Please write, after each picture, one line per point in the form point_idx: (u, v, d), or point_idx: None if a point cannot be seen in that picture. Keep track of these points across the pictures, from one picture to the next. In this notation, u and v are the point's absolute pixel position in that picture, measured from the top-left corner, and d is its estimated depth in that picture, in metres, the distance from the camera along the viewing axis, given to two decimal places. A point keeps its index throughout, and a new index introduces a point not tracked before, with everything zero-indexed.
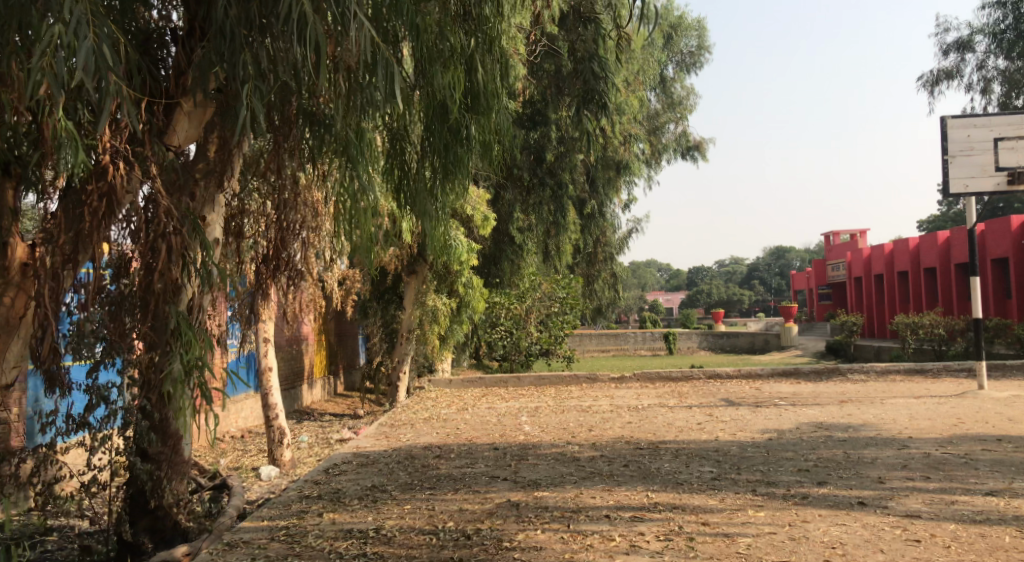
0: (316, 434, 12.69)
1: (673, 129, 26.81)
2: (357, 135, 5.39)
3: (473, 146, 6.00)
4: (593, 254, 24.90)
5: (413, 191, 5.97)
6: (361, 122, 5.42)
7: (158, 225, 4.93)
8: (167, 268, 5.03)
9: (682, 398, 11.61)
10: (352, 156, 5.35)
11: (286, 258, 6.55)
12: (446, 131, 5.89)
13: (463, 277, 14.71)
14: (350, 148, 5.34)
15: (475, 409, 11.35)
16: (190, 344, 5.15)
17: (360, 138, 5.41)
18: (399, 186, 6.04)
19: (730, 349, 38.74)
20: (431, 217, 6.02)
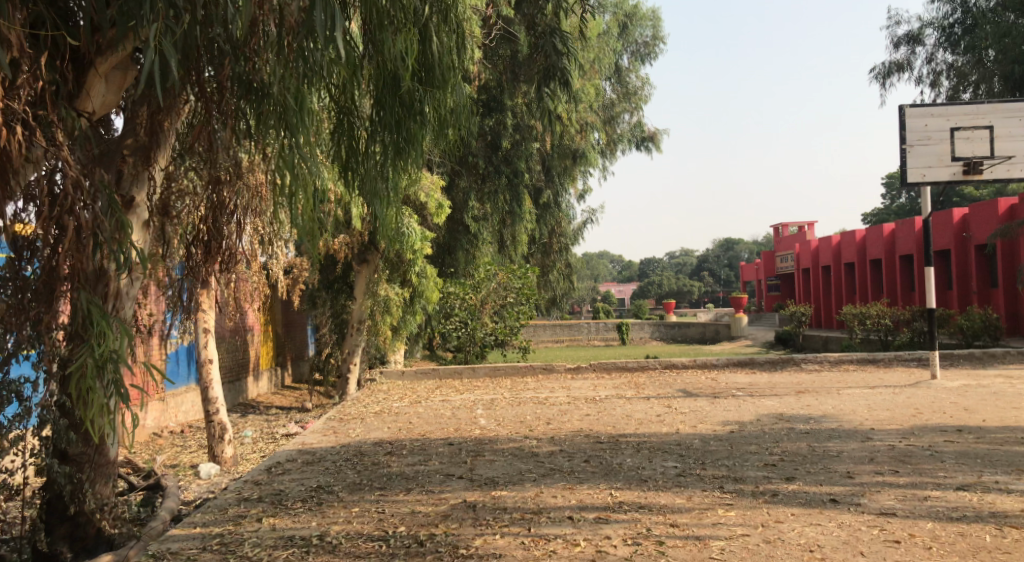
0: (261, 429, 12.21)
1: (628, 119, 26.66)
2: (297, 101, 5.02)
3: (427, 123, 5.64)
4: (548, 244, 24.66)
5: (362, 171, 5.57)
6: (301, 87, 5.05)
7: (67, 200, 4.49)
8: (77, 249, 4.62)
9: (639, 389, 11.40)
10: (291, 123, 4.97)
11: (224, 245, 5.98)
12: (398, 105, 5.53)
13: (415, 266, 14.31)
14: (288, 114, 4.96)
15: (428, 402, 10.99)
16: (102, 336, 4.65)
17: (300, 104, 5.03)
18: (345, 164, 5.64)
19: (682, 339, 38.93)
20: (380, 198, 5.63)
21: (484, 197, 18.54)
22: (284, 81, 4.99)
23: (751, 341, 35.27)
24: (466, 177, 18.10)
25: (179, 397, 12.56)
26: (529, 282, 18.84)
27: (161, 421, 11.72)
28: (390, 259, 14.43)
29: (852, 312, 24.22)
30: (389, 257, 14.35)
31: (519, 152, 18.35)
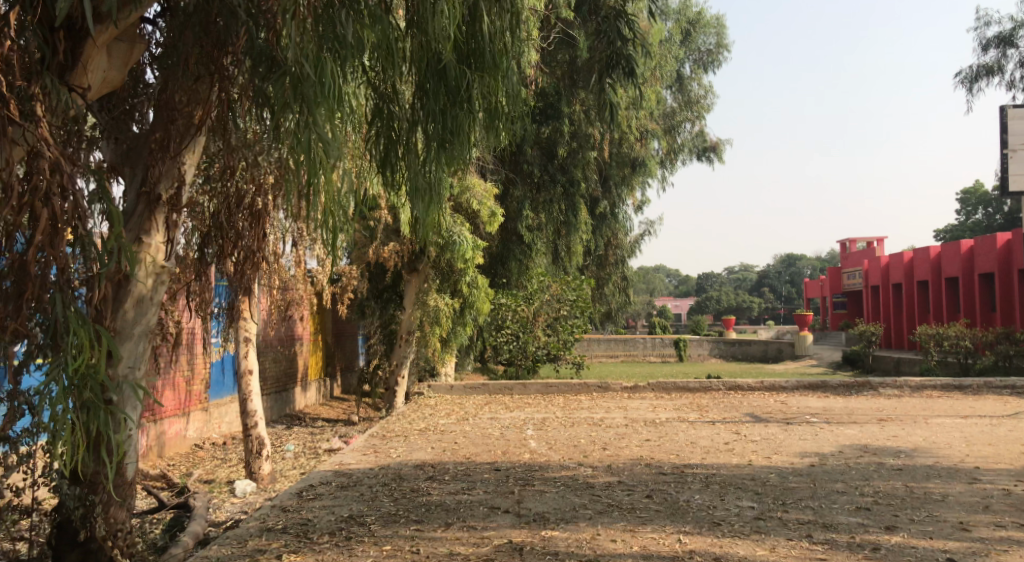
0: (304, 442, 11.77)
1: (688, 129, 25.84)
2: (317, 73, 4.55)
3: (477, 113, 5.14)
4: (604, 256, 23.95)
5: (398, 162, 5.20)
6: (325, 61, 4.60)
7: (38, 186, 3.95)
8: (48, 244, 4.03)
9: (702, 412, 10.64)
10: (307, 97, 4.49)
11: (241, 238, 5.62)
12: (443, 92, 5.09)
13: (466, 276, 13.78)
14: (303, 86, 4.49)
15: (476, 419, 10.41)
16: (79, 348, 4.18)
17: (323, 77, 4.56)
18: (384, 158, 5.21)
19: (742, 357, 37.71)
20: (422, 196, 5.14)
21: (540, 207, 17.96)
22: (302, 52, 4.57)
23: (816, 361, 33.94)
24: (520, 185, 17.58)
25: (223, 406, 12.21)
26: (584, 295, 18.04)
27: (202, 432, 11.35)
28: (441, 269, 13.90)
29: (926, 333, 22.96)
30: (440, 266, 13.86)
31: (576, 161, 17.95)
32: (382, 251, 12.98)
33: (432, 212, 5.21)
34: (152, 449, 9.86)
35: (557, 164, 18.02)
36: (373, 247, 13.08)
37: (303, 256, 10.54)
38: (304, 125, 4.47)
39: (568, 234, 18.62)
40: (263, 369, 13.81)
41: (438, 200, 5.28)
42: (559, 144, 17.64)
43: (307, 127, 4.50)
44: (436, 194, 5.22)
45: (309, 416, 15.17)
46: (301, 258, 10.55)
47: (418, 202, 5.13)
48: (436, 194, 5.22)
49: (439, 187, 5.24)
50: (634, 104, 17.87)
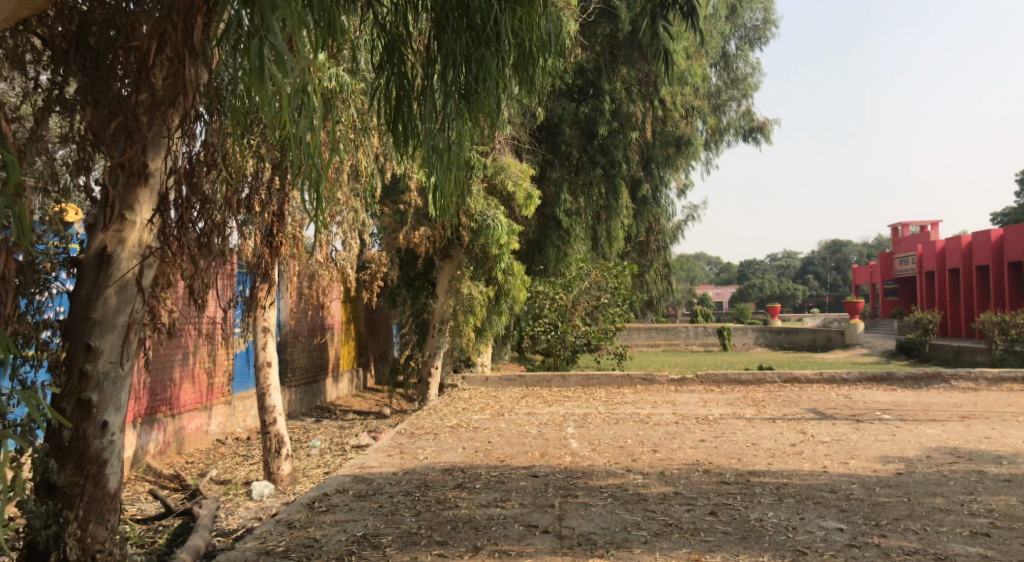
0: (332, 437, 11.10)
1: (735, 109, 24.75)
2: None
3: (503, 50, 4.59)
4: (645, 242, 23.02)
5: (406, 116, 4.81)
6: None
7: None
8: None
9: (758, 408, 9.78)
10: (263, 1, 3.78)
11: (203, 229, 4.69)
12: (460, 26, 4.59)
13: (501, 262, 13.05)
14: None
15: (514, 414, 9.67)
16: None
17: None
18: (394, 112, 4.80)
19: (788, 346, 36.46)
20: (439, 153, 4.80)
21: (578, 190, 17.17)
22: None
23: (867, 350, 32.63)
24: (558, 168, 16.81)
25: (250, 399, 11.58)
26: (626, 282, 16.86)
27: (226, 426, 10.72)
28: (475, 255, 13.16)
29: (992, 321, 22.11)
30: (473, 251, 13.11)
31: (617, 141, 17.01)
32: (413, 235, 12.31)
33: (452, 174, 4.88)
34: (171, 446, 9.21)
35: (597, 145, 17.18)
36: (404, 232, 12.41)
37: (325, 240, 9.73)
38: (256, 36, 3.79)
39: (609, 218, 17.76)
40: (291, 360, 13.20)
41: (458, 160, 4.95)
42: (600, 123, 16.79)
43: (260, 40, 3.83)
44: (456, 154, 4.89)
45: (339, 409, 14.52)
46: (324, 244, 9.79)
47: (434, 161, 4.80)
48: (455, 153, 4.89)
49: (457, 145, 4.88)
50: (679, 80, 16.97)
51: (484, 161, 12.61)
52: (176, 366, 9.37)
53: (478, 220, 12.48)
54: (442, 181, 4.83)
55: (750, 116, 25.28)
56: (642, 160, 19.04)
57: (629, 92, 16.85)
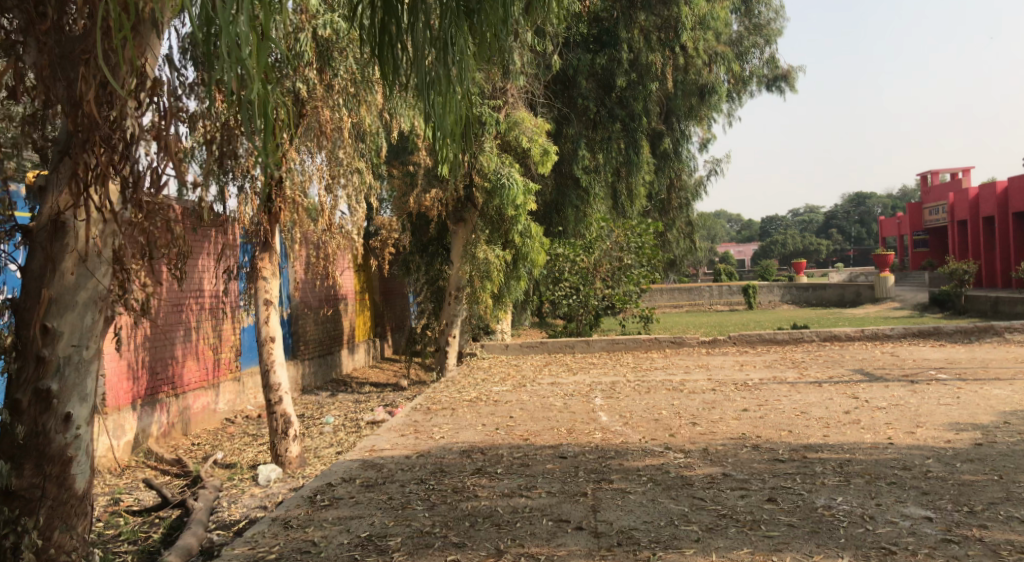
0: (346, 413, 10.54)
1: (758, 57, 23.76)
2: None
3: None
4: (666, 200, 22.24)
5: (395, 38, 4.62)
6: None
7: None
8: None
9: (799, 372, 9.10)
10: None
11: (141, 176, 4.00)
12: None
13: (519, 224, 12.39)
14: None
15: (537, 384, 9.07)
16: None
17: None
18: (380, 35, 4.61)
19: (816, 302, 35.61)
20: (436, 91, 4.62)
21: (597, 146, 16.41)
22: None
23: (898, 304, 31.71)
24: (576, 123, 16.08)
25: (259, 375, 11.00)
26: (651, 240, 15.88)
27: (235, 405, 10.12)
28: (489, 217, 12.53)
29: None
30: (488, 213, 12.48)
31: (637, 93, 16.20)
32: (424, 198, 11.67)
33: (453, 113, 4.70)
34: (176, 427, 8.59)
35: (615, 98, 16.40)
36: (414, 195, 11.75)
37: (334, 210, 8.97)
38: None
39: (630, 175, 17.00)
40: (301, 332, 12.65)
41: (458, 97, 4.75)
42: (618, 74, 15.99)
43: None
44: (455, 92, 4.69)
45: (356, 381, 13.96)
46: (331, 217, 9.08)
47: (431, 100, 4.62)
48: (455, 93, 4.69)
49: (456, 80, 4.70)
50: (700, 24, 16.31)
51: (496, 116, 11.95)
52: (177, 343, 8.78)
53: (492, 179, 11.84)
54: (440, 121, 4.65)
55: (773, 64, 24.26)
56: (663, 113, 18.21)
57: (648, 40, 16.09)
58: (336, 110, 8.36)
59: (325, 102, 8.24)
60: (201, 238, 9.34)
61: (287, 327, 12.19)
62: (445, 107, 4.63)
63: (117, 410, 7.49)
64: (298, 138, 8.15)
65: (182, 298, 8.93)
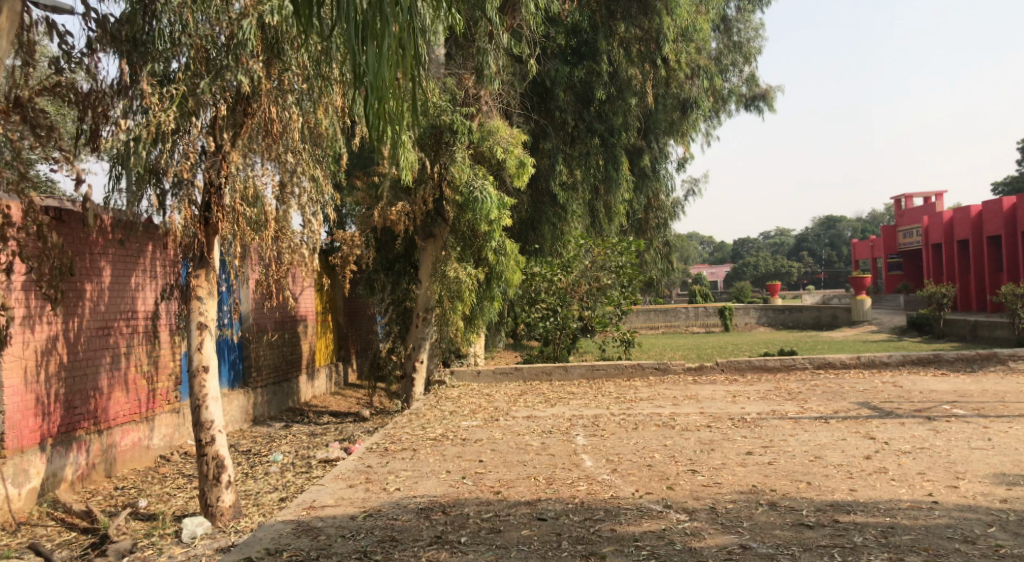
0: (298, 448, 9.49)
1: (736, 77, 23.33)
2: None
3: None
4: (644, 219, 21.48)
5: None
6: None
7: None
8: None
9: (800, 406, 8.25)
10: None
11: None
12: None
13: (493, 241, 11.52)
14: None
15: (511, 418, 8.12)
16: None
17: None
18: None
19: (793, 325, 34.70)
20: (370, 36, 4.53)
21: (574, 161, 15.64)
22: None
23: (876, 327, 31.20)
24: (553, 137, 15.33)
25: None
26: (631, 260, 15.02)
27: (174, 439, 8.99)
28: (459, 231, 11.67)
29: (1013, 293, 20.94)
30: (459, 229, 11.66)
31: (616, 108, 15.52)
32: (389, 213, 10.85)
33: (389, 67, 4.63)
34: (98, 469, 7.48)
35: (595, 111, 15.71)
36: (378, 208, 11.00)
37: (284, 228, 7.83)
38: None
39: (609, 192, 16.25)
40: (251, 356, 11.59)
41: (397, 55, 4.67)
42: (596, 86, 15.27)
43: None
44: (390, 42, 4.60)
45: (314, 411, 12.89)
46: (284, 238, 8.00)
47: (363, 48, 4.53)
48: (392, 45, 4.63)
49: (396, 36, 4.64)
50: (682, 35, 15.54)
51: (469, 125, 11.06)
52: (102, 373, 7.74)
53: (464, 192, 11.02)
54: (374, 69, 4.52)
55: (753, 84, 23.73)
56: (643, 129, 17.50)
57: (628, 52, 15.29)
58: (284, 109, 7.39)
59: (270, 97, 7.23)
60: (133, 252, 8.30)
61: (238, 352, 11.34)
62: (378, 53, 4.52)
63: (20, 453, 6.50)
64: (242, 139, 7.17)
65: (108, 321, 7.87)
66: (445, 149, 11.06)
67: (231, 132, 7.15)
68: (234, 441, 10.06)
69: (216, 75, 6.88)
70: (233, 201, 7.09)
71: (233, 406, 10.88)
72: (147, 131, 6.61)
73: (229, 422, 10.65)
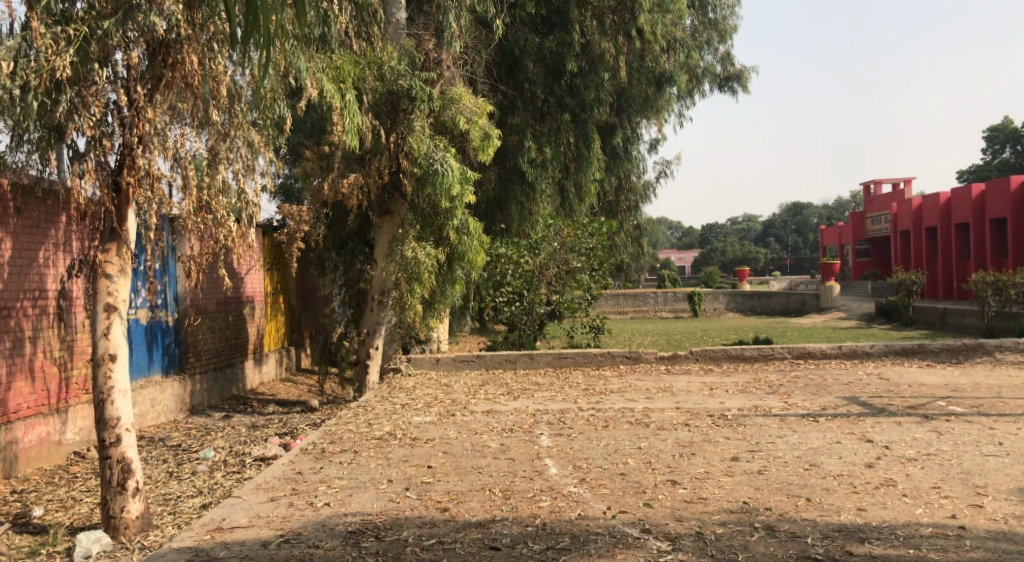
0: (233, 443, 8.60)
1: (711, 56, 22.67)
2: None
3: None
4: (614, 202, 20.75)
5: None
6: None
7: None
8: None
9: (785, 401, 7.54)
10: None
11: None
12: None
13: (454, 219, 10.68)
14: None
15: (467, 414, 7.33)
16: None
17: None
18: None
19: (761, 311, 34.28)
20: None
21: (544, 138, 14.84)
22: None
23: (845, 313, 30.87)
24: (521, 110, 14.54)
25: None
26: (603, 242, 13.98)
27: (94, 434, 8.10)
28: (419, 209, 10.74)
29: (983, 281, 20.44)
30: (419, 206, 10.74)
31: (588, 81, 14.76)
32: (340, 186, 9.99)
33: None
34: None
35: (565, 85, 14.97)
36: (329, 180, 10.13)
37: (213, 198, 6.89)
38: None
39: (580, 170, 15.46)
40: (188, 341, 10.68)
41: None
42: (568, 58, 14.47)
43: None
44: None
45: (259, 399, 11.98)
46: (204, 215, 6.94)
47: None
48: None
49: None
50: (658, 6, 14.74)
51: (429, 91, 10.32)
52: (1, 360, 6.87)
53: (423, 165, 10.18)
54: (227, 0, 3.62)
55: (727, 62, 23.06)
56: (615, 105, 16.76)
57: (600, 23, 14.59)
58: (209, 62, 6.57)
59: (193, 45, 6.37)
60: (36, 225, 7.41)
61: (173, 336, 10.45)
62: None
63: None
64: (161, 93, 6.33)
65: (8, 300, 7.00)
66: (402, 117, 10.27)
67: (149, 85, 6.29)
68: (163, 434, 9.15)
69: (126, 15, 6.09)
70: (145, 165, 6.23)
71: (166, 395, 9.98)
72: (40, 78, 5.82)
73: (161, 412, 9.76)
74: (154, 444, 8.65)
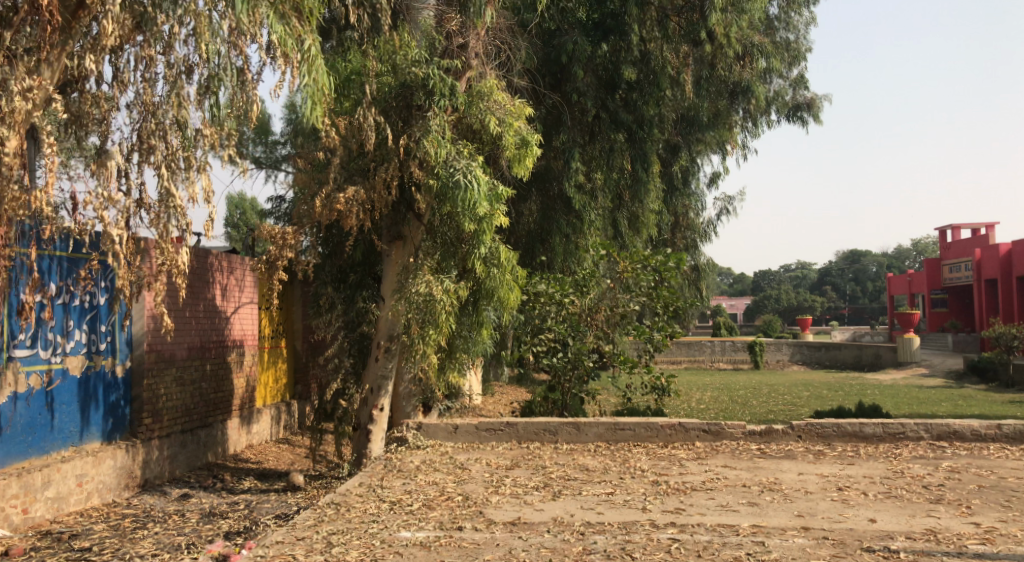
0: (160, 547, 6.17)
1: (779, 82, 20.14)
2: None
3: None
4: (670, 241, 18.16)
5: None
6: None
7: None
8: None
9: (973, 524, 4.87)
10: None
11: None
12: None
13: (483, 246, 8.27)
14: None
15: (483, 531, 4.84)
16: None
17: None
18: None
19: (830, 364, 31.08)
20: None
21: (594, 162, 12.48)
22: None
23: (927, 369, 27.59)
24: (569, 126, 12.20)
25: (36, 470, 6.72)
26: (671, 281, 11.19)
27: None
28: (438, 233, 8.45)
29: None
30: (439, 229, 8.42)
31: (649, 93, 12.38)
32: (335, 200, 7.65)
33: None
34: None
35: (621, 98, 12.63)
36: (323, 194, 7.80)
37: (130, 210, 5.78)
38: None
39: (638, 197, 12.99)
40: (144, 398, 8.35)
41: None
42: (625, 66, 12.12)
43: None
44: None
45: (237, 470, 9.57)
46: (124, 228, 5.88)
47: None
48: None
49: None
50: None
51: (451, 83, 8.08)
52: None
53: (442, 175, 7.85)
54: None
55: (799, 88, 20.43)
56: (677, 126, 14.34)
57: (664, 28, 12.27)
58: None
59: None
60: None
61: (122, 392, 8.15)
62: None
63: None
64: None
65: None
66: (416, 117, 8.02)
67: None
68: (83, 527, 6.75)
69: None
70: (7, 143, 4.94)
71: (104, 469, 7.57)
72: None
73: (94, 492, 7.40)
74: (57, 544, 6.25)
